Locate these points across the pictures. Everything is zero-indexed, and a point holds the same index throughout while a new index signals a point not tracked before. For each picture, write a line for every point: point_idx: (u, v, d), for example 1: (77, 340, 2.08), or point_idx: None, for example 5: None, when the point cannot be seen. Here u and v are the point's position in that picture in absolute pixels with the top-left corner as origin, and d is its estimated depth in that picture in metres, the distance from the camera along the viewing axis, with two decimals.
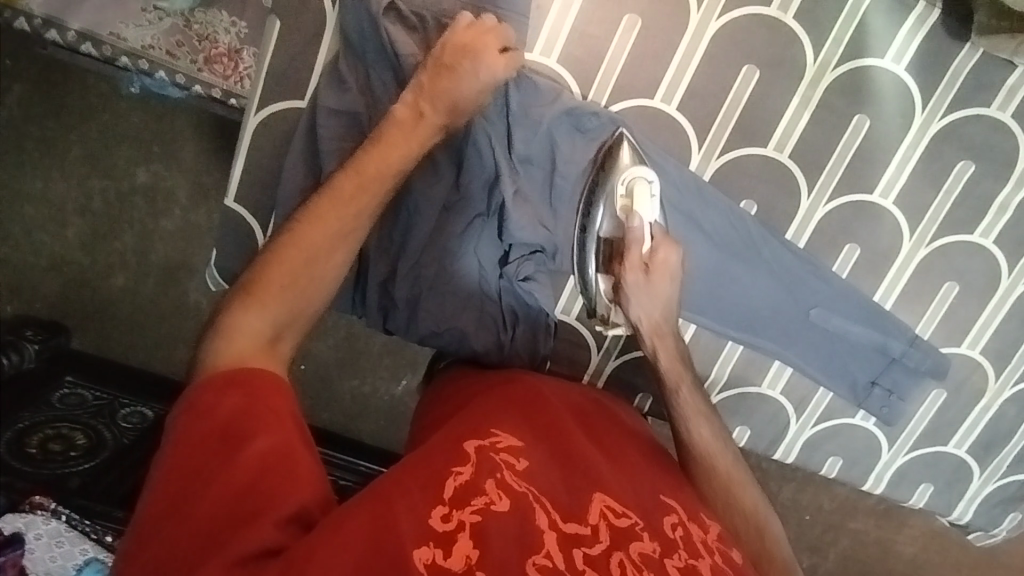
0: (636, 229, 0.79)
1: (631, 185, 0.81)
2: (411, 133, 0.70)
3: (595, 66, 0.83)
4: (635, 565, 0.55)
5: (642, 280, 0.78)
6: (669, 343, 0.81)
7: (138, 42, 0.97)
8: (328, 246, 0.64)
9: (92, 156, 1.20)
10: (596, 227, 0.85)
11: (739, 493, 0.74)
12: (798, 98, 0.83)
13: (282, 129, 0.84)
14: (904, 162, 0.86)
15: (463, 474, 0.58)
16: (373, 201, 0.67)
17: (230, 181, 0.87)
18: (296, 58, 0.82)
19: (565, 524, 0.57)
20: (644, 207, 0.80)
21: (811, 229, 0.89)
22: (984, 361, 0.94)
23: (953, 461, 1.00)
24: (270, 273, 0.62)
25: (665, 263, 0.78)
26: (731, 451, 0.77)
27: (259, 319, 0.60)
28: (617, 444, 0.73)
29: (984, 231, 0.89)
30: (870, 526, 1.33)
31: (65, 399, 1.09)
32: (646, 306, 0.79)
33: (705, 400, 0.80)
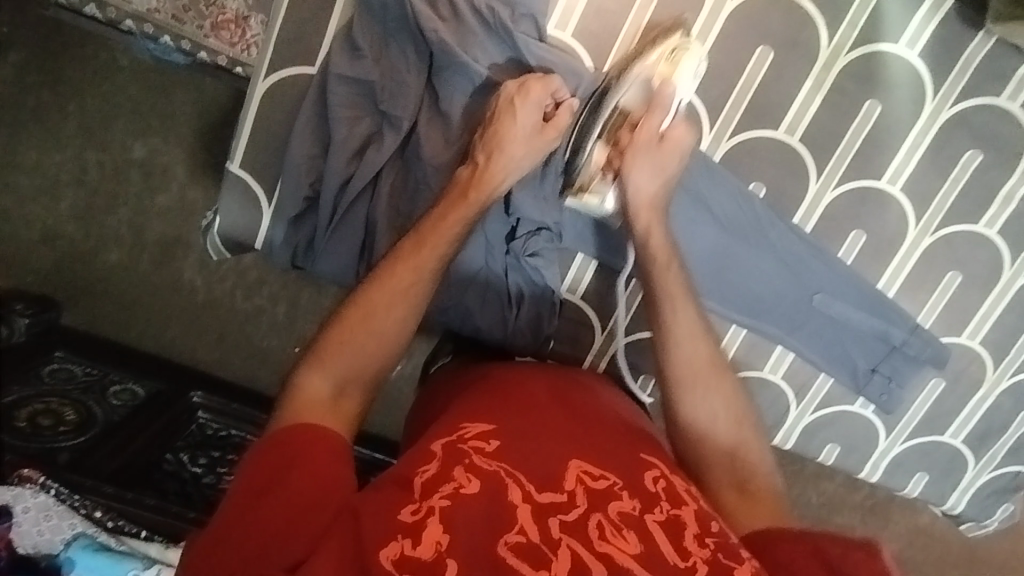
0: (666, 98, 0.77)
1: (674, 57, 0.78)
2: (484, 186, 0.74)
3: (609, 42, 0.82)
4: (612, 524, 0.60)
5: (652, 148, 0.77)
6: (656, 228, 0.80)
7: (143, 6, 0.96)
8: (388, 298, 0.69)
9: (90, 128, 1.16)
10: (620, 92, 0.79)
11: (718, 383, 0.78)
12: (811, 81, 0.83)
13: (292, 96, 0.82)
14: (913, 149, 0.86)
15: (429, 469, 0.61)
16: (432, 259, 0.70)
17: (235, 147, 0.85)
18: (307, 22, 0.79)
19: (540, 495, 0.61)
20: (681, 81, 0.78)
21: (819, 212, 0.89)
22: (983, 352, 0.95)
23: (948, 451, 1.00)
24: (334, 335, 0.67)
25: (678, 142, 0.77)
26: (710, 343, 0.80)
27: (319, 379, 0.65)
28: (595, 413, 0.75)
29: (989, 221, 0.89)
30: (857, 521, 1.33)
31: (55, 373, 1.04)
32: (648, 176, 0.78)
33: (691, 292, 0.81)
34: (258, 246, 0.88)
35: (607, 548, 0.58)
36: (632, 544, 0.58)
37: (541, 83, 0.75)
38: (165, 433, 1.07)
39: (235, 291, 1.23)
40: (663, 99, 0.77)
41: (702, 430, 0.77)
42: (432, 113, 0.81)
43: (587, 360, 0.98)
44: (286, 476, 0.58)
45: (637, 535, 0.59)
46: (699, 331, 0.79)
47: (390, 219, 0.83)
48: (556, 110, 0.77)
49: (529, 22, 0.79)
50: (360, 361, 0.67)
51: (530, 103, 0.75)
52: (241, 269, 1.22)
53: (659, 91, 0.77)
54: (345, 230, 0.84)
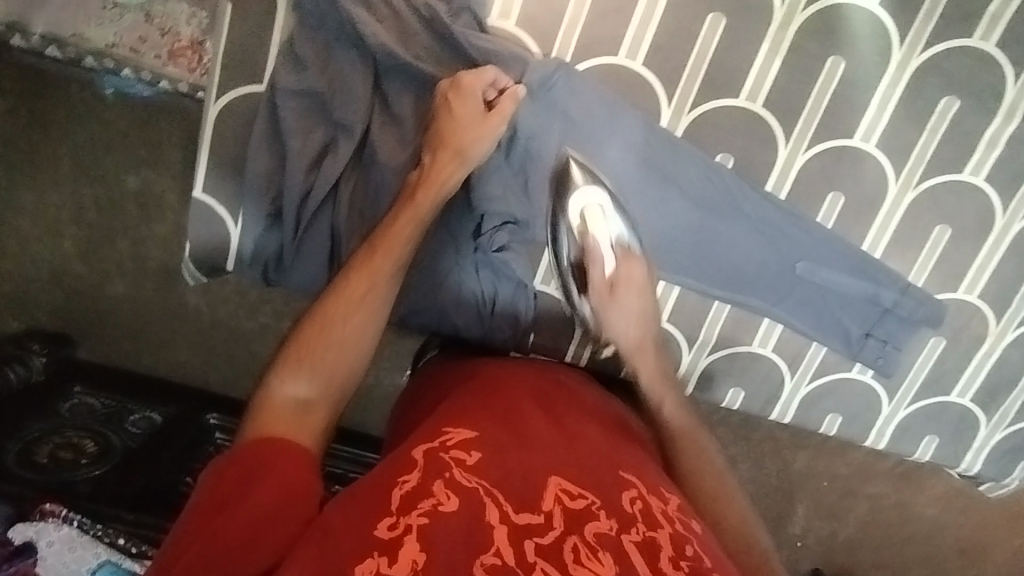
0: (594, 249, 0.82)
1: (585, 212, 0.81)
2: (432, 186, 0.74)
3: (554, 26, 0.80)
4: (588, 545, 0.57)
5: (608, 297, 0.81)
6: (652, 364, 0.82)
7: (101, 41, 0.97)
8: (347, 306, 0.70)
9: (78, 166, 1.19)
10: (565, 253, 0.84)
11: (727, 506, 0.74)
12: (768, 44, 0.81)
13: (245, 115, 0.82)
14: (885, 102, 0.83)
15: (409, 481, 0.60)
16: (387, 265, 0.72)
17: (196, 173, 0.85)
18: (251, 39, 0.79)
19: (518, 515, 0.59)
20: (599, 228, 0.81)
21: (792, 177, 0.86)
22: (982, 305, 0.91)
23: (957, 412, 0.97)
24: (294, 352, 0.67)
25: (632, 279, 0.81)
26: (717, 462, 0.78)
27: (285, 399, 0.65)
28: (578, 423, 0.74)
29: (975, 168, 0.85)
30: (889, 489, 1.29)
31: (74, 409, 1.10)
32: (619, 324, 0.81)
33: (694, 417, 0.82)
34: (230, 266, 0.88)
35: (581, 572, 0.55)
36: (606, 567, 0.56)
37: (476, 76, 0.75)
38: (182, 457, 1.08)
39: (238, 311, 1.24)
40: (594, 250, 0.82)
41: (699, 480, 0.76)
42: (383, 116, 0.80)
43: (570, 352, 0.95)
44: (256, 482, 0.59)
45: (613, 557, 0.57)
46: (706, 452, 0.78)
47: (352, 227, 0.83)
48: (499, 96, 0.77)
49: (468, 15, 0.79)
50: (325, 378, 0.67)
51: (471, 101, 0.75)
52: (240, 291, 1.23)
53: (586, 243, 0.82)
54: (310, 243, 0.84)
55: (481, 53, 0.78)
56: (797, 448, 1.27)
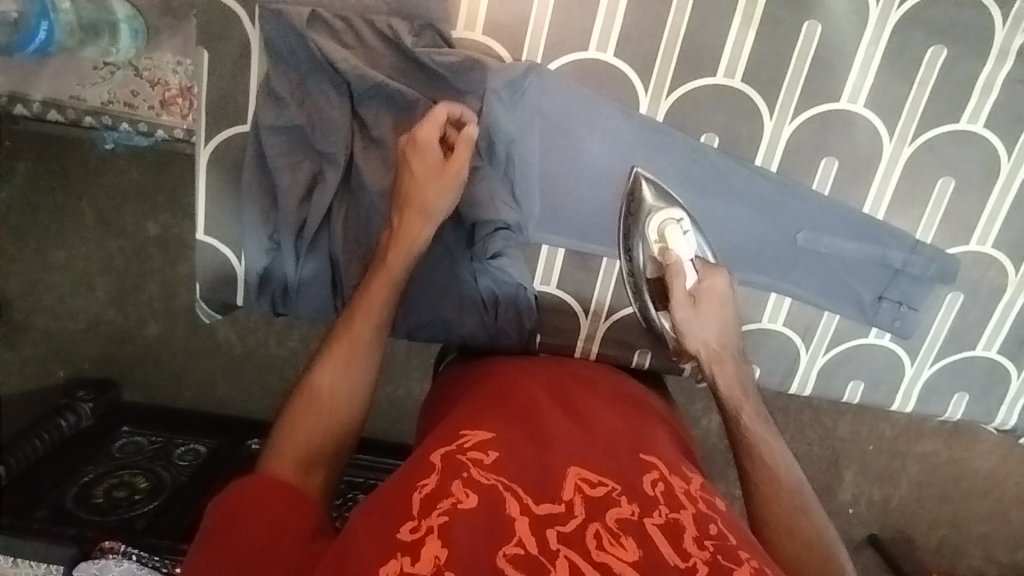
0: (676, 264, 0.83)
1: (663, 229, 0.85)
2: (403, 244, 0.75)
3: (521, 29, 0.80)
4: (610, 532, 0.57)
5: (689, 311, 0.80)
6: (731, 377, 0.78)
7: (97, 100, 1.00)
8: (351, 361, 0.70)
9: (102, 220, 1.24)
10: (642, 269, 0.88)
11: (801, 522, 0.65)
12: (739, 17, 0.79)
13: (234, 155, 0.84)
14: (869, 61, 0.81)
15: (428, 484, 0.60)
16: (380, 308, 0.73)
17: (196, 216, 0.88)
18: (231, 81, 0.82)
19: (538, 506, 0.59)
20: (678, 245, 0.84)
21: (781, 149, 0.84)
22: (998, 254, 0.88)
23: (985, 365, 0.94)
24: (299, 407, 0.68)
25: (712, 291, 0.80)
26: (796, 474, 0.70)
27: (289, 454, 0.65)
28: (595, 414, 0.75)
29: (972, 115, 0.83)
30: (939, 446, 1.27)
31: (124, 448, 1.15)
32: (699, 336, 0.80)
33: (768, 424, 0.74)
34: (241, 301, 0.91)
35: (604, 556, 0.55)
36: (631, 551, 0.56)
37: (431, 121, 0.75)
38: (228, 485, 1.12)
39: (268, 339, 1.28)
40: (674, 266, 0.83)
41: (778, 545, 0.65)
42: (365, 140, 0.82)
43: (579, 347, 0.94)
44: (259, 514, 0.60)
45: (636, 541, 0.57)
46: (782, 463, 0.70)
47: (349, 251, 0.85)
48: (456, 137, 0.78)
49: (431, 32, 0.79)
50: (330, 430, 0.67)
51: (431, 146, 0.76)
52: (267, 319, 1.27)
53: (666, 260, 0.85)
54: (312, 269, 0.86)
55: (452, 63, 0.78)
56: (838, 414, 1.25)
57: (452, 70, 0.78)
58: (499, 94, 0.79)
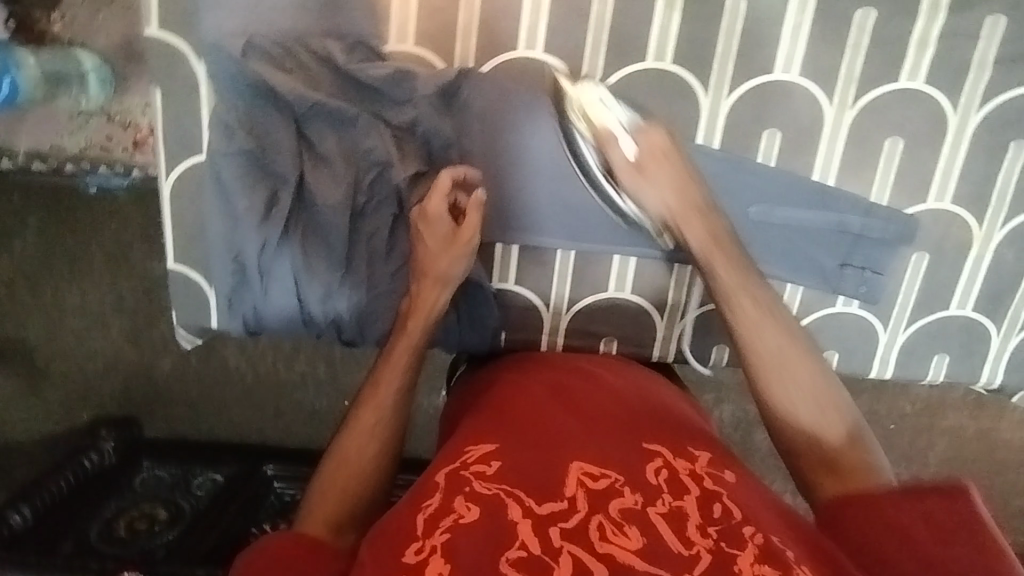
0: (609, 139, 0.76)
1: (581, 107, 0.78)
2: (420, 313, 0.79)
3: (451, 37, 0.83)
4: (613, 523, 0.59)
5: (637, 177, 0.75)
6: (703, 231, 0.76)
7: (76, 147, 1.07)
8: (379, 417, 0.76)
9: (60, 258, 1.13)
10: (586, 158, 0.82)
11: (792, 372, 0.72)
12: (662, 1, 0.81)
13: (194, 185, 0.88)
14: (797, 30, 0.81)
15: (432, 504, 0.62)
16: (408, 349, 0.79)
17: (167, 246, 0.92)
18: (184, 115, 0.85)
19: (541, 507, 0.60)
20: (604, 117, 0.77)
21: (721, 126, 0.85)
22: (958, 210, 0.87)
23: (961, 324, 0.92)
24: (332, 466, 0.73)
25: (658, 158, 0.75)
26: (784, 321, 0.74)
27: (321, 510, 0.70)
28: (597, 407, 0.74)
29: (911, 73, 0.82)
30: (965, 419, 1.20)
31: (145, 482, 1.11)
32: (656, 200, 0.76)
33: (748, 277, 0.75)
34: (216, 325, 0.95)
35: (608, 548, 0.57)
36: (634, 540, 0.58)
37: (437, 190, 0.78)
38: (245, 511, 1.07)
39: None
40: (608, 137, 0.77)
41: (784, 415, 0.71)
42: (313, 159, 0.85)
43: (545, 341, 0.94)
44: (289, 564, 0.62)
45: (639, 530, 0.59)
46: (764, 329, 0.73)
47: (309, 266, 0.88)
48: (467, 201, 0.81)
49: (363, 48, 0.82)
50: (358, 483, 0.72)
51: (439, 216, 0.79)
52: None
53: (599, 133, 0.77)
54: (276, 286, 0.89)
55: (384, 74, 0.81)
56: (855, 392, 1.19)
57: (385, 81, 0.82)
58: (435, 100, 0.83)
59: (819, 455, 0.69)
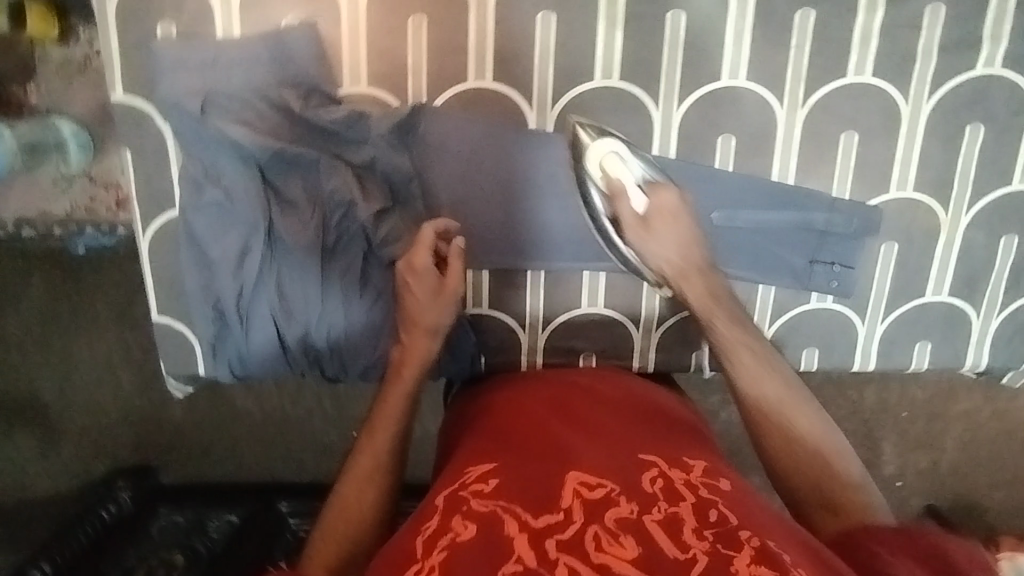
0: (624, 192, 0.80)
1: (603, 163, 0.84)
2: (411, 363, 0.79)
3: (401, 75, 0.85)
4: (609, 533, 0.58)
5: (643, 232, 0.78)
6: (703, 285, 0.77)
7: (63, 211, 1.11)
8: (379, 463, 0.75)
9: (49, 319, 1.14)
10: (599, 208, 0.87)
11: (795, 420, 0.71)
12: (603, 21, 0.82)
13: (170, 239, 0.91)
14: (740, 36, 0.82)
15: (430, 525, 0.62)
16: (407, 382, 0.78)
17: (150, 300, 0.94)
18: (154, 174, 0.88)
19: (537, 520, 0.60)
20: (621, 172, 0.82)
21: (675, 136, 0.86)
22: (921, 197, 0.87)
23: (939, 310, 0.91)
24: (333, 514, 0.73)
25: (665, 210, 0.78)
26: (782, 375, 0.74)
27: (325, 556, 0.70)
28: (595, 424, 0.74)
29: (858, 67, 0.83)
30: (980, 402, 1.16)
31: (163, 529, 1.10)
32: (660, 255, 0.78)
33: (747, 330, 0.76)
34: (203, 372, 0.97)
35: (603, 557, 0.56)
36: (630, 549, 0.56)
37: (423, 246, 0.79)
38: (262, 546, 1.05)
39: None
40: (621, 191, 0.81)
41: (784, 456, 0.71)
42: (281, 204, 0.87)
43: (524, 361, 0.95)
44: None
45: (635, 538, 0.57)
46: (766, 373, 0.73)
47: (286, 307, 0.90)
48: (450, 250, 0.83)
49: (318, 94, 0.85)
50: (361, 527, 0.73)
51: (424, 270, 0.80)
52: None
53: (612, 185, 0.82)
54: (256, 330, 0.91)
55: (340, 116, 0.84)
56: (863, 385, 1.15)
57: (341, 123, 0.84)
58: (393, 136, 0.86)
59: (818, 495, 0.69)
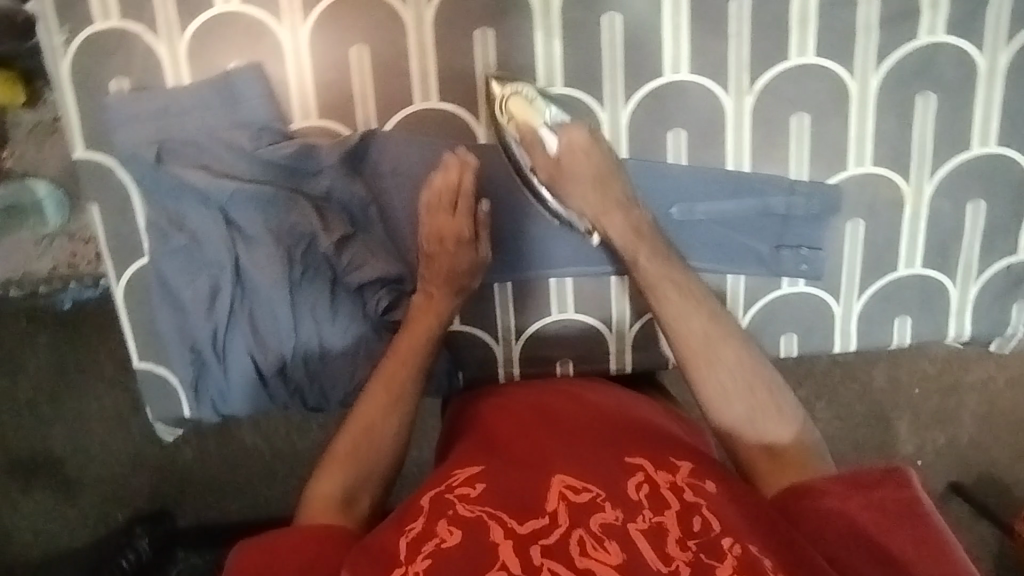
0: (538, 141, 0.80)
1: (511, 106, 0.83)
2: (414, 338, 0.79)
3: (350, 104, 0.86)
4: (594, 538, 0.57)
5: (561, 180, 0.79)
6: (623, 224, 0.78)
7: (46, 268, 1.12)
8: (395, 403, 0.76)
9: (44, 376, 1.17)
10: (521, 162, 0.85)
11: (722, 354, 0.72)
12: (541, 30, 0.83)
13: (144, 286, 0.93)
14: (677, 31, 0.83)
15: (416, 526, 0.60)
16: (406, 390, 0.77)
17: (131, 347, 0.96)
18: (121, 224, 0.90)
19: (523, 526, 0.59)
20: (532, 118, 0.81)
21: (625, 135, 0.86)
22: (880, 171, 0.86)
23: (914, 283, 0.90)
24: (346, 438, 0.74)
25: (576, 155, 0.78)
26: (708, 307, 0.74)
27: (333, 481, 0.71)
28: (581, 421, 0.72)
29: (800, 49, 0.83)
30: (992, 369, 1.13)
31: None
32: (578, 202, 0.79)
33: (673, 268, 0.76)
34: (189, 414, 0.97)
35: (588, 563, 0.56)
36: (614, 555, 0.56)
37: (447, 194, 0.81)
38: None
39: None
40: (534, 138, 0.81)
41: (718, 400, 0.71)
42: (244, 241, 0.88)
43: (502, 374, 0.94)
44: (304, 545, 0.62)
45: (619, 545, 0.57)
46: (692, 312, 0.73)
47: (261, 341, 0.91)
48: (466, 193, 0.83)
49: (269, 131, 0.86)
50: (374, 466, 0.73)
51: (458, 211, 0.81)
52: None
53: (523, 134, 0.82)
54: (234, 367, 0.92)
55: (293, 150, 0.86)
56: (872, 363, 1.14)
57: (295, 156, 0.86)
58: (345, 163, 0.87)
59: (757, 442, 0.69)
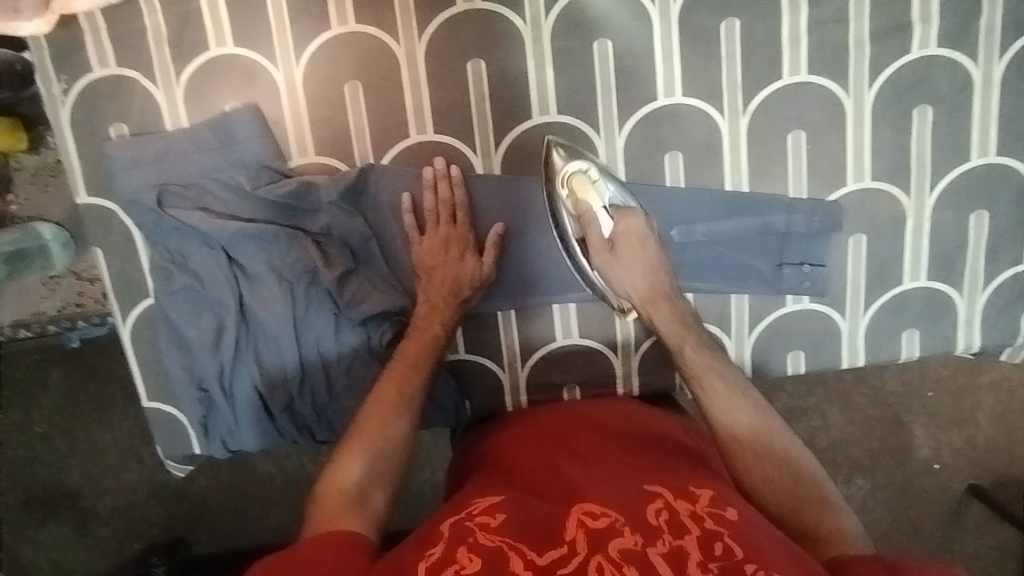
0: (589, 215, 0.82)
1: (571, 183, 0.83)
2: (424, 340, 0.79)
3: (347, 140, 0.87)
4: (613, 565, 0.53)
5: (609, 255, 0.81)
6: (669, 313, 0.79)
7: (54, 309, 1.14)
8: (402, 400, 0.73)
9: (54, 416, 1.18)
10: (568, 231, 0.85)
11: (771, 443, 0.69)
12: (533, 60, 0.84)
13: (149, 327, 0.94)
14: (668, 55, 0.83)
15: (435, 553, 0.56)
16: (415, 389, 0.74)
17: (139, 387, 0.97)
18: (126, 267, 0.91)
19: (542, 557, 0.55)
20: (589, 196, 0.82)
21: (621, 159, 0.86)
22: (880, 185, 0.85)
23: (920, 295, 0.89)
24: (353, 432, 0.70)
25: (629, 237, 0.80)
26: (751, 399, 0.72)
27: (349, 473, 0.67)
28: (598, 450, 0.69)
29: (792, 67, 0.83)
30: (1008, 369, 1.12)
31: None
32: (626, 282, 0.80)
33: (714, 355, 0.76)
34: (200, 449, 0.98)
35: None
36: None
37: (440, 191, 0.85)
38: None
39: None
40: (589, 217, 0.82)
41: (757, 476, 0.67)
42: (246, 279, 0.88)
43: (509, 401, 0.94)
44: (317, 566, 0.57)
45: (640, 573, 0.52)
46: (737, 395, 0.72)
47: (266, 377, 0.90)
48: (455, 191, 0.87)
49: (267, 171, 0.87)
50: (387, 458, 0.69)
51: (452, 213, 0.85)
52: None
53: (579, 212, 0.83)
54: (240, 404, 0.92)
55: (293, 187, 0.86)
56: (885, 367, 1.13)
57: (294, 193, 0.86)
58: (343, 198, 0.87)
59: (804, 529, 0.63)
